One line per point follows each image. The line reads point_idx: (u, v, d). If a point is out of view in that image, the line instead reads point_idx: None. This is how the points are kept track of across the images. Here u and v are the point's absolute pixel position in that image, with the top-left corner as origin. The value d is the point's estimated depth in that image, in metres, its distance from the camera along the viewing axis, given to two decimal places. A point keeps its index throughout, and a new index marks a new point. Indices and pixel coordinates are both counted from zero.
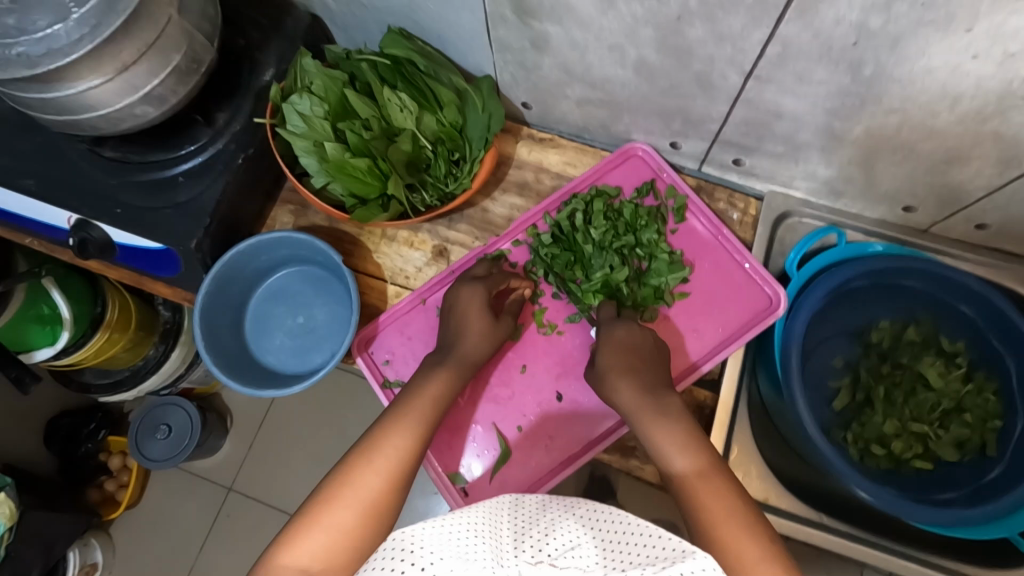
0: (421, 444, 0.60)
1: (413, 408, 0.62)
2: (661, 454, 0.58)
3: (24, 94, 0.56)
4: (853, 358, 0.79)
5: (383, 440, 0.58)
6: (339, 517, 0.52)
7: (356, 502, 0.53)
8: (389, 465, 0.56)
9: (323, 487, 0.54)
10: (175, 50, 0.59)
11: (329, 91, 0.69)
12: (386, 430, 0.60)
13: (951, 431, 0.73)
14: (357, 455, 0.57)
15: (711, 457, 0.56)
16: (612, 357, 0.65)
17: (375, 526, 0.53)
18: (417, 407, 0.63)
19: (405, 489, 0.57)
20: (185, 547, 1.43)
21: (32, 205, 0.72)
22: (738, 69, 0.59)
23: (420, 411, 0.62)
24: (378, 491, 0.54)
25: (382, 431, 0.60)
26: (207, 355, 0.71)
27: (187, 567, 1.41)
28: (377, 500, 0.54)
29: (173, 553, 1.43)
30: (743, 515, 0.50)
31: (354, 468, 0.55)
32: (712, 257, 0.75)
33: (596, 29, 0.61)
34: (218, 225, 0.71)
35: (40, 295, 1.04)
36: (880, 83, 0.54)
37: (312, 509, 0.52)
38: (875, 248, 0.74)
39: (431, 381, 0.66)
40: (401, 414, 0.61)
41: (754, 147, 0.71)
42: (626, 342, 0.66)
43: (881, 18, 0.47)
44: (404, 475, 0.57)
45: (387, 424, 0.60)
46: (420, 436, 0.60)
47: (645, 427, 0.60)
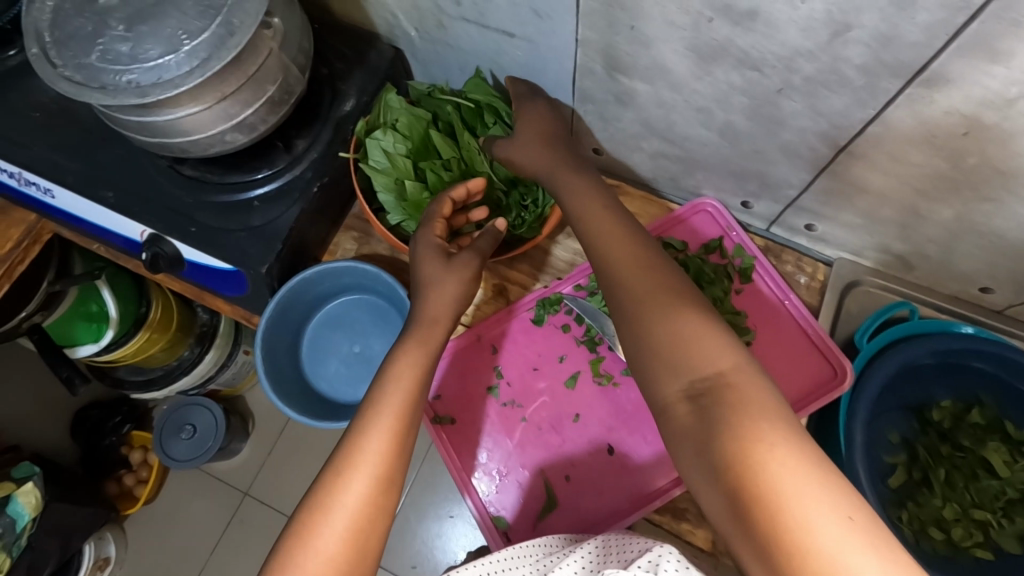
0: (402, 439, 0.55)
1: (386, 398, 0.56)
2: (655, 322, 0.50)
3: (125, 117, 0.57)
4: (910, 435, 0.76)
5: (357, 447, 0.53)
6: (326, 545, 0.50)
7: (340, 527, 0.51)
8: (368, 478, 0.52)
9: (305, 513, 0.52)
10: (271, 82, 0.60)
11: (412, 129, 0.72)
12: (359, 433, 0.54)
13: (1015, 522, 0.70)
14: (336, 467, 0.53)
15: (719, 335, 0.48)
16: (587, 230, 0.57)
17: (368, 549, 0.52)
18: (391, 399, 0.56)
19: (395, 495, 0.54)
20: (196, 550, 1.42)
21: (107, 216, 0.73)
22: (830, 143, 0.59)
23: (398, 399, 0.56)
24: (362, 513, 0.52)
25: (355, 435, 0.54)
26: (265, 379, 0.71)
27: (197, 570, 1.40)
28: (363, 518, 0.52)
29: (185, 554, 1.42)
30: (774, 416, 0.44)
31: (332, 488, 0.52)
32: (778, 321, 0.74)
33: (688, 92, 0.61)
34: (289, 251, 0.71)
35: (90, 293, 1.05)
36: (981, 172, 0.53)
37: (296, 539, 0.50)
38: (964, 329, 0.72)
39: (401, 363, 0.58)
40: (374, 410, 0.55)
41: (831, 215, 0.70)
42: (592, 215, 0.58)
43: (998, 113, 0.47)
44: (389, 485, 0.53)
45: (360, 423, 0.55)
46: (398, 433, 0.55)
47: (640, 288, 0.51)
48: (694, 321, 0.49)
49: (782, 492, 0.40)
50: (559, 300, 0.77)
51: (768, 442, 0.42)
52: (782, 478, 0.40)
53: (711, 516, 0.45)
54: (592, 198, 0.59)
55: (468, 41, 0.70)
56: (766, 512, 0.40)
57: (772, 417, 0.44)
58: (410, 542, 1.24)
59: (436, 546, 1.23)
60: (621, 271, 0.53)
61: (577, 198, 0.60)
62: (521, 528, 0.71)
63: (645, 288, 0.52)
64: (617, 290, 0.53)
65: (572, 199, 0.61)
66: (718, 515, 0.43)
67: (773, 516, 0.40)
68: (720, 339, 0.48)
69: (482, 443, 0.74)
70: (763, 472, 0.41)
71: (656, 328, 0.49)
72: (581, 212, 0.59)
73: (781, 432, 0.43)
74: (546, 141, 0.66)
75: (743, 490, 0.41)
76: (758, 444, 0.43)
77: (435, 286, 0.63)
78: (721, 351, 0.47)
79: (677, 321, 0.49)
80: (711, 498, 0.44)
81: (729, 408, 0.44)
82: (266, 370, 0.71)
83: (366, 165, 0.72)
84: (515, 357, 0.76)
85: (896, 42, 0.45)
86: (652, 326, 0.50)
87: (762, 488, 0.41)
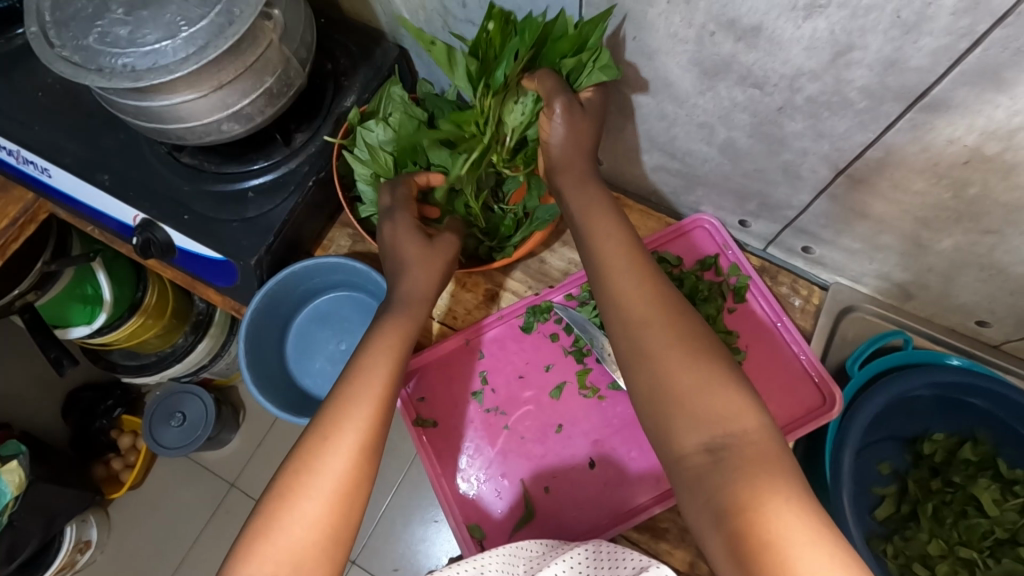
0: (384, 408, 0.55)
1: (372, 366, 0.56)
2: (670, 374, 0.49)
3: (122, 100, 0.56)
4: (902, 468, 0.76)
5: (341, 412, 0.53)
6: (307, 513, 0.49)
7: (322, 494, 0.50)
8: (352, 444, 0.52)
9: (286, 479, 0.51)
10: (270, 73, 0.60)
11: (402, 126, 0.66)
12: (343, 399, 0.54)
13: (1002, 563, 0.68)
14: (318, 434, 0.52)
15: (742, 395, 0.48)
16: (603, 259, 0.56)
17: (349, 519, 0.51)
18: (374, 367, 0.56)
19: (376, 462, 0.53)
20: (179, 538, 1.41)
21: (102, 198, 0.72)
22: (830, 165, 0.58)
23: (383, 369, 0.56)
24: (344, 479, 0.51)
25: (339, 402, 0.54)
26: (247, 372, 0.70)
27: (178, 559, 1.39)
28: (340, 496, 0.51)
29: (167, 542, 1.41)
30: (785, 475, 0.44)
31: (316, 454, 0.51)
32: (768, 344, 0.72)
33: (689, 106, 0.60)
34: (280, 244, 0.71)
35: (86, 275, 1.04)
36: (982, 204, 0.52)
37: (276, 506, 0.50)
38: (952, 361, 0.71)
39: (385, 335, 0.58)
40: (358, 377, 0.55)
41: (829, 239, 0.69)
42: (612, 247, 0.57)
43: (1000, 144, 0.46)
44: (372, 452, 0.53)
45: (344, 388, 0.55)
46: (381, 401, 0.55)
47: (654, 340, 0.50)
48: (707, 370, 0.49)
49: (783, 542, 0.41)
50: (549, 308, 0.76)
51: (779, 497, 0.43)
52: (789, 536, 0.41)
53: (712, 560, 0.45)
54: (612, 229, 0.58)
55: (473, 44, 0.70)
56: (773, 566, 0.40)
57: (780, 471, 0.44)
58: (392, 544, 1.23)
59: (418, 550, 1.22)
60: (634, 311, 0.52)
61: (597, 226, 0.59)
62: (497, 539, 0.69)
63: (658, 330, 0.51)
64: (632, 329, 0.52)
65: (592, 228, 0.59)
66: (718, 559, 0.44)
67: (780, 569, 0.40)
68: (733, 388, 0.48)
69: (464, 448, 0.73)
70: (770, 524, 0.42)
71: (675, 371, 0.49)
72: (601, 240, 0.58)
73: (790, 492, 0.43)
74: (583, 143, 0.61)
75: (746, 539, 0.42)
76: (776, 508, 0.42)
77: (422, 266, 0.62)
78: (729, 403, 0.47)
79: (687, 368, 0.49)
80: (713, 542, 0.44)
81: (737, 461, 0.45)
82: (248, 362, 0.71)
83: (352, 153, 0.69)
84: (502, 363, 0.75)
85: (900, 66, 0.44)
86: (664, 370, 0.49)
87: (773, 544, 0.41)
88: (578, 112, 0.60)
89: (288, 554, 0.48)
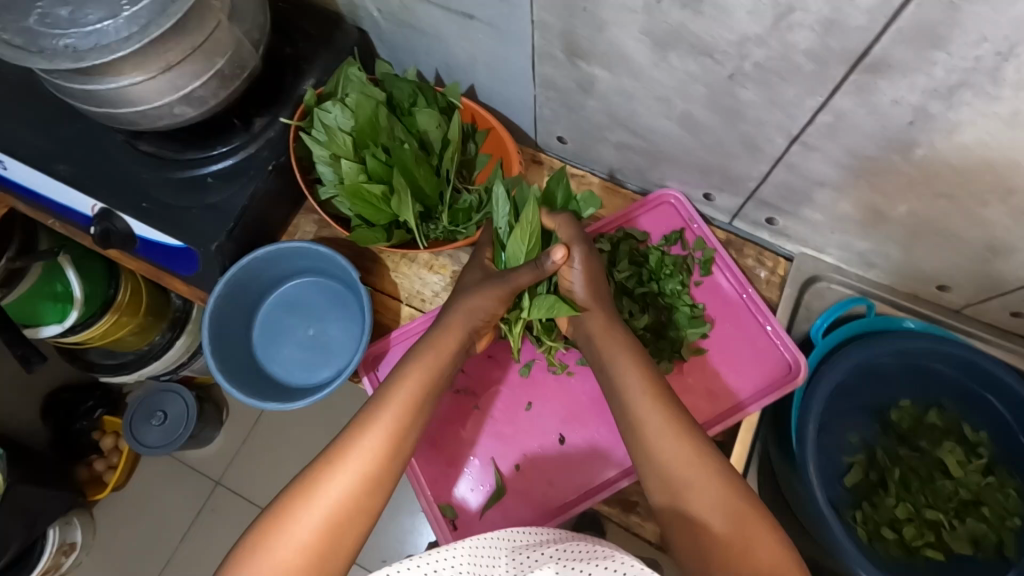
0: (392, 454, 0.56)
1: (416, 368, 0.60)
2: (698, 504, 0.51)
3: (68, 84, 0.55)
4: (871, 437, 0.76)
5: (377, 413, 0.57)
6: (328, 506, 0.52)
7: (346, 489, 0.53)
8: (383, 444, 0.55)
9: (314, 471, 0.54)
10: (220, 54, 0.59)
11: (361, 107, 0.65)
12: (381, 401, 0.58)
13: (967, 524, 0.69)
14: (333, 453, 0.55)
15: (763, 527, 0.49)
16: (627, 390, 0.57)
17: (365, 516, 0.53)
18: (417, 368, 0.60)
19: (401, 467, 0.56)
20: (166, 537, 1.40)
21: (60, 189, 0.71)
22: (785, 133, 0.58)
23: (396, 411, 0.57)
24: (369, 479, 0.54)
25: (378, 403, 0.58)
26: (213, 359, 0.69)
27: (165, 558, 1.38)
28: (330, 533, 0.51)
29: (153, 543, 1.40)
30: None
31: (347, 450, 0.55)
32: (734, 317, 0.73)
33: (645, 79, 0.60)
34: (242, 230, 0.70)
35: (55, 272, 1.02)
36: (930, 166, 0.53)
37: (270, 526, 0.51)
38: (906, 324, 0.72)
39: (434, 340, 0.62)
40: (400, 378, 0.59)
41: (791, 210, 0.70)
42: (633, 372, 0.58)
43: (942, 103, 0.46)
44: (399, 456, 0.56)
45: (384, 393, 0.58)
46: (417, 403, 0.58)
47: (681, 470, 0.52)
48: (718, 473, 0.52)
49: None
50: None
51: None
52: None
53: None
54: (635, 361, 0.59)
55: (432, 24, 0.69)
56: None
57: (766, 536, 0.48)
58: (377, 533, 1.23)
59: (408, 538, 1.23)
60: (650, 430, 0.55)
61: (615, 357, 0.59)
62: (468, 517, 0.69)
63: (657, 409, 0.55)
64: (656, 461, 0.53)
65: (608, 358, 0.60)
66: None
67: None
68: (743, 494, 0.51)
69: (434, 430, 0.72)
70: None
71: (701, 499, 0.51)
72: (614, 360, 0.59)
73: None
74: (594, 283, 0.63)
75: None
76: None
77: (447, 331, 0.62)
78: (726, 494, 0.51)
79: (693, 462, 0.52)
80: None
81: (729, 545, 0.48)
82: (213, 350, 0.70)
83: (309, 135, 0.68)
84: None
85: (842, 26, 0.44)
86: (672, 467, 0.53)
87: None
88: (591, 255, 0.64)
89: (301, 544, 0.50)
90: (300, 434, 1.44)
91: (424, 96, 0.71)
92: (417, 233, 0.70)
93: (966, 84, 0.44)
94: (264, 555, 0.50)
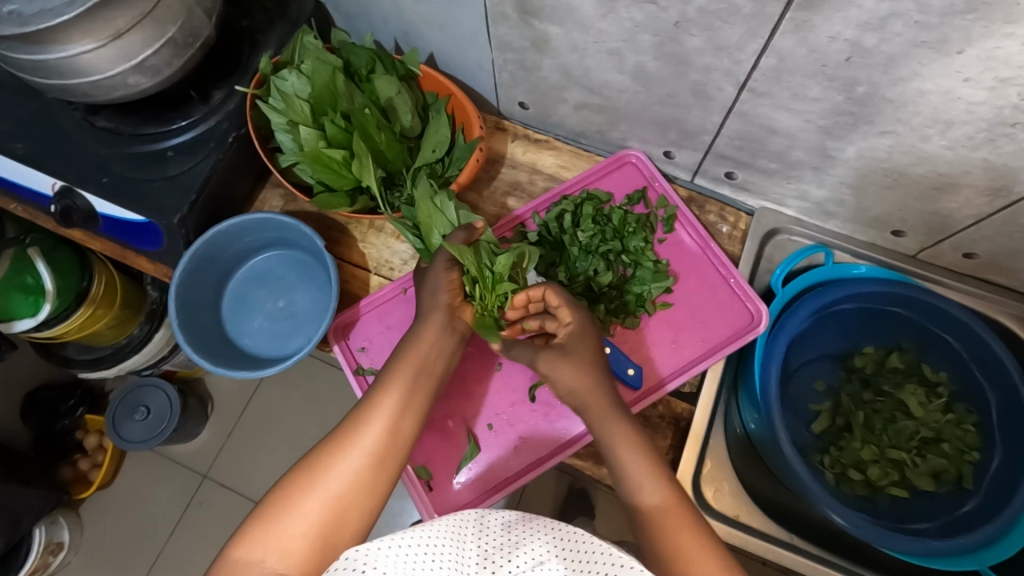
0: (394, 438, 0.56)
1: (411, 352, 0.61)
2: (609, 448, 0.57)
3: (16, 54, 0.55)
4: (835, 383, 0.78)
5: (379, 395, 0.58)
6: (334, 483, 0.52)
7: (352, 467, 0.53)
8: (385, 425, 0.56)
9: (318, 452, 0.54)
10: (172, 23, 0.59)
11: (317, 73, 0.66)
12: (382, 384, 0.58)
13: (929, 460, 0.71)
14: (336, 436, 0.55)
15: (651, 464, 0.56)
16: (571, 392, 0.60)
17: (372, 493, 0.54)
18: (412, 354, 0.61)
19: (406, 447, 0.57)
20: (149, 541, 1.31)
21: (20, 169, 0.71)
22: (733, 80, 0.59)
23: (397, 395, 0.58)
24: (373, 457, 0.54)
25: (378, 386, 0.59)
26: (181, 331, 0.69)
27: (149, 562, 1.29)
28: (332, 513, 0.51)
29: (136, 544, 1.31)
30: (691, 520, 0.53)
31: (351, 430, 0.55)
32: (698, 270, 0.74)
33: (595, 32, 0.61)
34: (205, 202, 0.70)
35: (24, 265, 0.94)
36: (873, 103, 0.54)
37: (274, 508, 0.51)
38: (859, 270, 0.74)
39: (426, 328, 0.62)
40: (395, 366, 0.60)
41: (747, 162, 0.71)
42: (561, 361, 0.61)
43: (876, 36, 0.48)
44: (403, 438, 0.57)
45: (384, 378, 0.59)
46: (415, 385, 0.59)
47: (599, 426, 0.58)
48: (664, 476, 0.55)
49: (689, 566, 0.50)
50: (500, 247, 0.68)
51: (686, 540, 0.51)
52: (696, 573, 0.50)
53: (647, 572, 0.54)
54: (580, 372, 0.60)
55: None
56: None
57: (692, 537, 0.51)
58: None
59: (398, 521, 1.21)
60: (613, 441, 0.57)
61: (603, 425, 0.58)
62: (443, 478, 0.70)
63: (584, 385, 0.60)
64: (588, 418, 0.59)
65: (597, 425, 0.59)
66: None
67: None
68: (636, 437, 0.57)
69: None
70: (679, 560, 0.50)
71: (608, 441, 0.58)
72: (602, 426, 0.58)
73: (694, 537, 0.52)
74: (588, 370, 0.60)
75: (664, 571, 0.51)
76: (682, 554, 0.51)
77: (432, 322, 0.63)
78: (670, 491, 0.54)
79: (645, 468, 0.56)
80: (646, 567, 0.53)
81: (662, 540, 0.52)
82: (181, 323, 0.70)
83: (266, 103, 0.68)
84: None
85: None
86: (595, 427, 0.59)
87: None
88: (560, 354, 0.61)
89: (308, 519, 0.51)
90: (286, 424, 1.36)
91: (383, 63, 0.71)
92: (380, 201, 0.70)
93: (896, 15, 0.46)
94: (270, 530, 0.50)
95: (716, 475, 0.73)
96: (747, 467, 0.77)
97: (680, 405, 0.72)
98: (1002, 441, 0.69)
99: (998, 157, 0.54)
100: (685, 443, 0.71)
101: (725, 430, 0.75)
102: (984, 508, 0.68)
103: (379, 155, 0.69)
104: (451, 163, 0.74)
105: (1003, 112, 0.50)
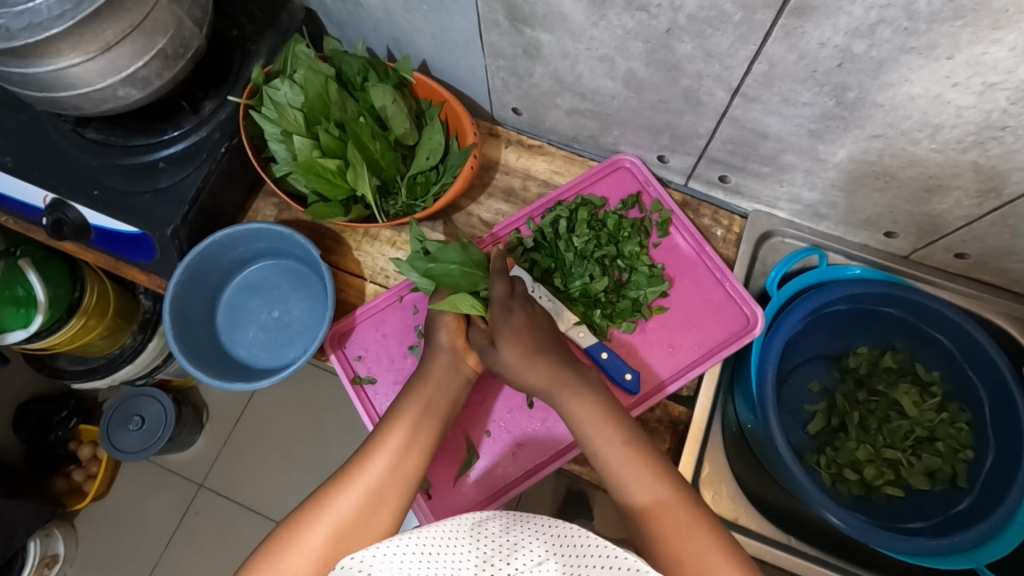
0: (398, 475, 0.56)
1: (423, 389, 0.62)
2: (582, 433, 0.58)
3: (4, 68, 0.55)
4: (829, 383, 0.78)
5: (382, 434, 0.59)
6: (337, 517, 0.53)
7: (353, 504, 0.54)
8: (389, 462, 0.57)
9: (327, 484, 0.55)
10: (161, 34, 0.59)
11: (309, 83, 0.66)
12: (388, 423, 0.60)
13: (923, 459, 0.72)
14: (343, 475, 0.56)
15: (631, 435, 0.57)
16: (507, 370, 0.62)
17: (375, 529, 0.53)
18: (421, 393, 0.62)
19: (410, 488, 0.57)
20: (145, 552, 1.30)
21: (8, 182, 0.71)
22: (725, 86, 0.59)
23: (402, 433, 0.59)
24: (375, 493, 0.55)
25: (381, 428, 0.60)
26: (175, 344, 0.69)
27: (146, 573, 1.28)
28: (333, 548, 0.51)
29: (132, 556, 1.30)
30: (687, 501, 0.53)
31: (354, 468, 0.56)
32: (693, 275, 0.74)
33: (587, 39, 0.61)
34: (198, 213, 0.70)
35: (15, 275, 0.93)
36: (863, 108, 0.55)
37: (276, 545, 0.51)
38: (855, 272, 0.74)
39: (433, 368, 0.64)
40: (402, 407, 0.61)
41: (740, 166, 0.71)
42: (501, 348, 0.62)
43: (865, 42, 0.48)
44: (406, 474, 0.57)
45: (393, 414, 0.61)
46: (421, 423, 0.60)
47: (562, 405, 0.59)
48: (650, 462, 0.55)
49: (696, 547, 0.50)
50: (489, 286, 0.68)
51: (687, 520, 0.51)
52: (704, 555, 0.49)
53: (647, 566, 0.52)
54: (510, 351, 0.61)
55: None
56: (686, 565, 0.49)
57: (694, 519, 0.51)
58: None
59: None
60: (601, 445, 0.57)
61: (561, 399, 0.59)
62: (443, 485, 0.70)
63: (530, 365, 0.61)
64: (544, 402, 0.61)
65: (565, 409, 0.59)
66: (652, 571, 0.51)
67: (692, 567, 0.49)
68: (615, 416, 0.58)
69: None
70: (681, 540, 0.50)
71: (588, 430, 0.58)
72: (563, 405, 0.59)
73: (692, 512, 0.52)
74: (530, 349, 0.61)
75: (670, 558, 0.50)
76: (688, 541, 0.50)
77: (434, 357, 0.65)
78: (664, 486, 0.54)
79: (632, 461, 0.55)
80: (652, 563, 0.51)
81: (663, 529, 0.51)
82: (176, 334, 0.70)
83: (259, 113, 0.68)
84: None
85: None
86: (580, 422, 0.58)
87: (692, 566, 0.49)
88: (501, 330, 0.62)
89: (309, 553, 0.51)
90: (282, 432, 1.36)
91: (375, 72, 0.71)
92: (376, 209, 0.71)
93: (884, 21, 0.46)
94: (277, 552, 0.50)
95: (713, 478, 0.73)
96: (745, 470, 0.77)
97: (677, 409, 0.73)
98: (994, 437, 0.70)
99: (987, 159, 0.55)
100: (682, 449, 0.71)
101: (725, 430, 0.76)
102: (978, 505, 0.69)
103: (373, 165, 0.69)
104: (445, 170, 0.74)
105: (991, 116, 0.50)
